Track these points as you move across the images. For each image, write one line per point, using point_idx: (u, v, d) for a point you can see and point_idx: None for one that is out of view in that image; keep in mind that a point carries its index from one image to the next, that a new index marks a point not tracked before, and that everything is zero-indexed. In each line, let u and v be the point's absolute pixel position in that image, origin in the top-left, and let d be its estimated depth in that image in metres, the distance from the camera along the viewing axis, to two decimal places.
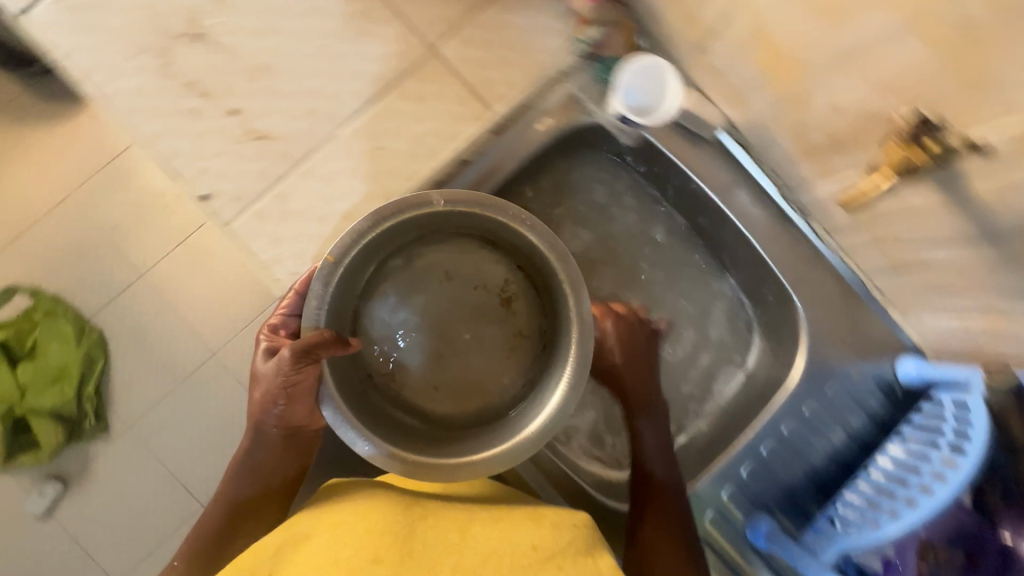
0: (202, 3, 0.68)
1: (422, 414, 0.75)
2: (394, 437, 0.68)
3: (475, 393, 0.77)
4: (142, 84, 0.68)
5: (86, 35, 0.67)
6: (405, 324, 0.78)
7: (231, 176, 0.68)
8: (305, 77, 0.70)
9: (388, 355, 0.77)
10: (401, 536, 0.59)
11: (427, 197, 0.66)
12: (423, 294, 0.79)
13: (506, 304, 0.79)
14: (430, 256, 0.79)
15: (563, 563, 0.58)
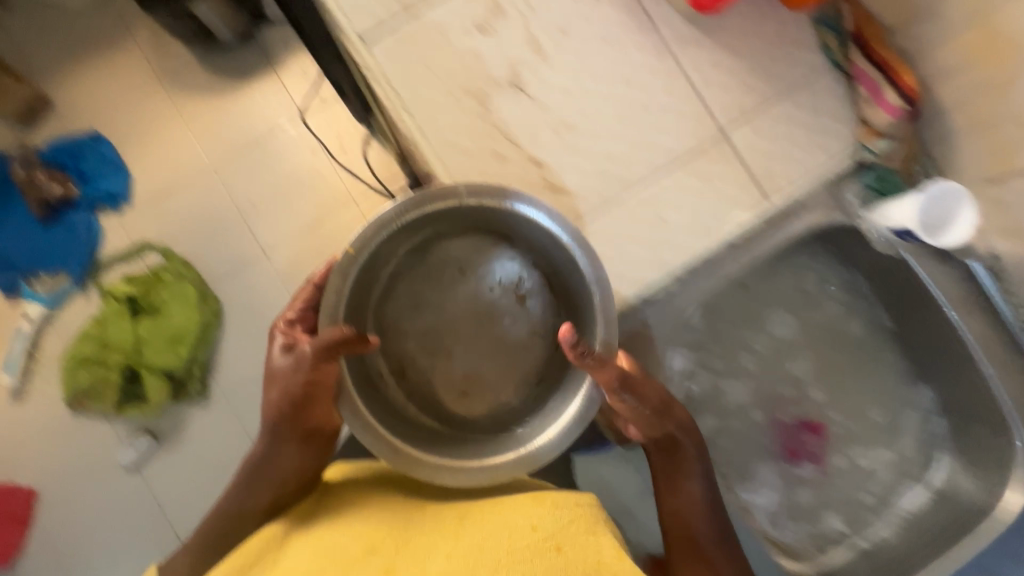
0: (526, 55, 0.72)
1: (436, 410, 0.74)
2: (402, 427, 0.70)
3: (494, 395, 0.74)
4: (457, 121, 0.71)
5: (418, 68, 0.71)
6: (431, 316, 0.75)
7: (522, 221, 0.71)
8: (605, 139, 0.72)
9: (403, 355, 0.75)
10: (393, 530, 0.62)
11: (456, 188, 0.67)
12: (436, 294, 0.75)
13: (524, 304, 0.75)
14: (445, 250, 0.75)
15: (564, 543, 0.57)
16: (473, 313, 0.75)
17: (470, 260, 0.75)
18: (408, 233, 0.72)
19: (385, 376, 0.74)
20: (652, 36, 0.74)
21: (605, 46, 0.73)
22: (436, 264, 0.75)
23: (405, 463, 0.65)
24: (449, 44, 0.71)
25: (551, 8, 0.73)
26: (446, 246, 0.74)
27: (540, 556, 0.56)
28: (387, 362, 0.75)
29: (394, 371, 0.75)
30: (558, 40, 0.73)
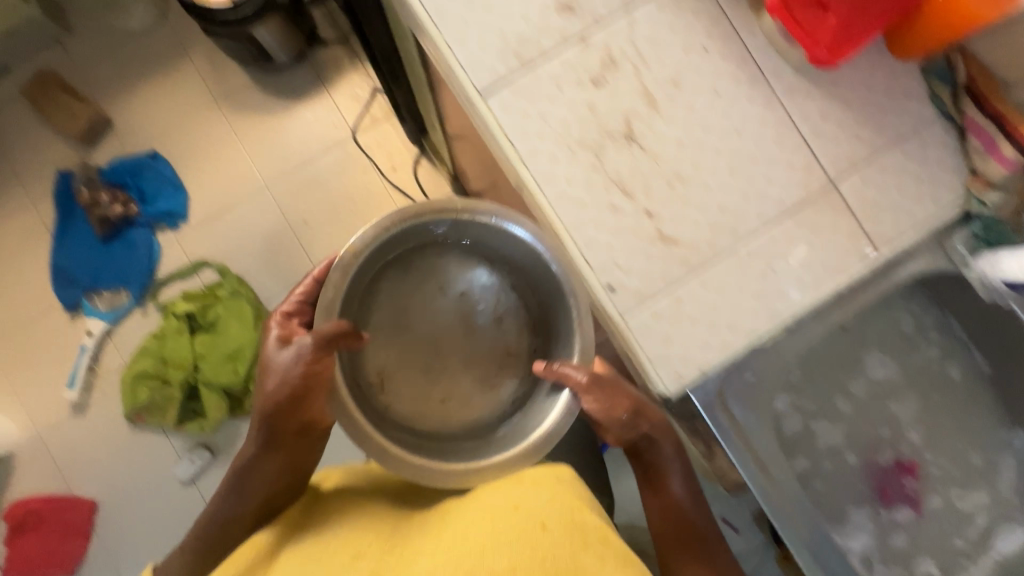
0: (639, 107, 0.73)
1: (407, 413, 0.78)
2: (377, 418, 0.74)
3: (477, 399, 0.80)
4: (572, 173, 0.72)
5: (534, 120, 0.72)
6: (423, 330, 0.81)
7: (635, 272, 0.72)
8: (716, 191, 0.73)
9: (381, 368, 0.79)
10: (383, 535, 0.65)
11: (452, 201, 0.74)
12: (415, 309, 0.81)
13: (495, 324, 0.81)
14: (437, 264, 0.81)
15: (547, 521, 0.58)
16: (439, 325, 0.81)
17: (457, 281, 0.81)
18: (398, 254, 0.79)
19: (371, 381, 0.78)
20: (762, 88, 0.75)
21: (716, 98, 0.74)
22: (426, 275, 0.81)
23: (396, 465, 0.68)
24: (563, 97, 0.72)
25: (664, 61, 0.74)
26: (431, 262, 0.81)
27: (518, 529, 0.58)
28: (373, 370, 0.78)
29: (377, 377, 0.79)
30: (671, 92, 0.73)
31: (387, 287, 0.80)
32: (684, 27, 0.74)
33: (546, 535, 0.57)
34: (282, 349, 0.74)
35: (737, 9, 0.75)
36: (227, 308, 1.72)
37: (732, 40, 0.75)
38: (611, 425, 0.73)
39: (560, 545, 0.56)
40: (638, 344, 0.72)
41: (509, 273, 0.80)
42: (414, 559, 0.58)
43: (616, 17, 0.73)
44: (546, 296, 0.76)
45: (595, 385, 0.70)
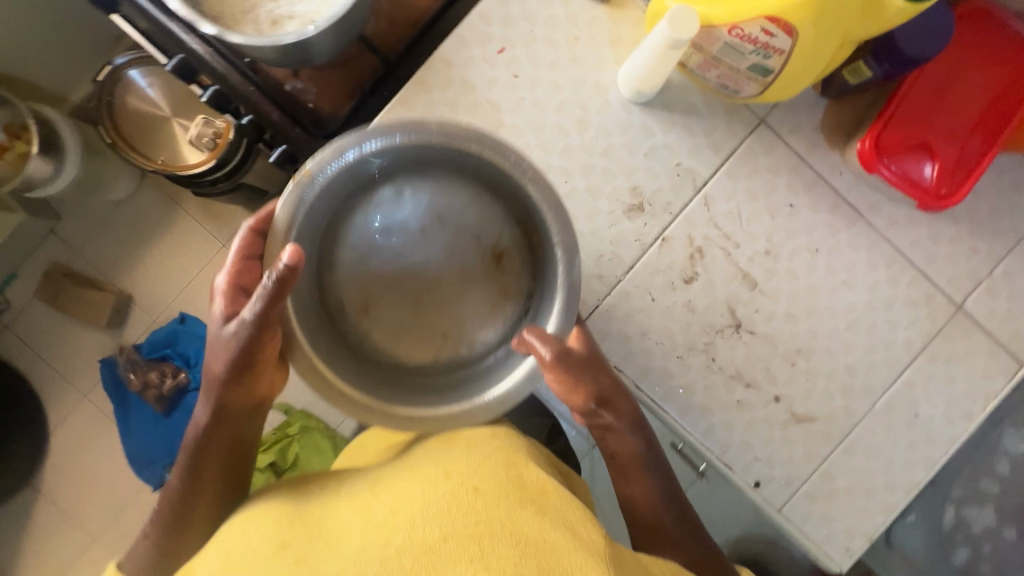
0: (738, 291, 0.68)
1: (393, 338, 0.63)
2: (336, 355, 0.60)
3: (464, 340, 0.63)
4: (690, 381, 0.68)
5: (636, 339, 0.67)
6: (369, 269, 0.62)
7: (779, 461, 0.69)
8: (840, 353, 0.69)
9: (360, 313, 0.62)
10: (304, 521, 0.54)
11: (426, 122, 0.57)
12: (402, 257, 0.61)
13: (462, 238, 0.62)
14: (421, 192, 0.61)
15: (480, 483, 0.52)
16: (455, 268, 0.62)
17: (410, 191, 0.62)
18: (365, 165, 0.60)
19: (351, 306, 0.62)
20: (863, 228, 0.68)
21: (816, 255, 0.68)
22: (406, 214, 0.61)
23: (351, 406, 0.58)
24: (659, 305, 0.67)
25: (752, 232, 0.68)
26: (416, 198, 0.61)
27: (447, 497, 0.51)
28: (358, 290, 0.62)
29: (360, 306, 0.62)
30: (768, 264, 0.68)
31: (357, 213, 0.62)
32: (764, 189, 0.67)
33: (480, 501, 0.50)
34: (227, 324, 0.58)
35: (817, 153, 0.67)
36: (301, 443, 1.14)
37: (820, 187, 0.68)
38: (574, 407, 0.62)
39: (500, 512, 0.49)
40: (802, 532, 0.69)
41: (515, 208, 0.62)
42: (332, 534, 0.51)
43: (691, 201, 0.67)
44: (529, 216, 0.61)
45: (565, 364, 0.56)
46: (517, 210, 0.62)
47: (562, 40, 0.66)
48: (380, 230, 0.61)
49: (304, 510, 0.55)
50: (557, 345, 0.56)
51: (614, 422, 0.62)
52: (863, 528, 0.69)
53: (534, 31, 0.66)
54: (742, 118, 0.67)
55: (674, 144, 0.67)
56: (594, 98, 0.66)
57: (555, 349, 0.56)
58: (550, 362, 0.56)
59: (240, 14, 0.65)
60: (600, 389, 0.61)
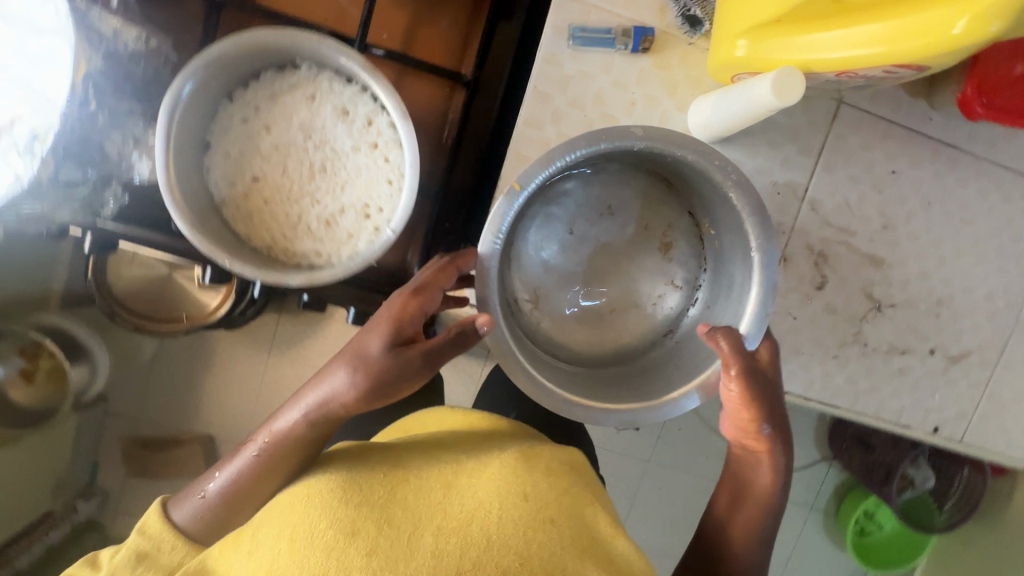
0: (870, 274, 0.68)
1: (559, 326, 0.64)
2: (537, 356, 0.59)
3: (640, 309, 0.64)
4: (851, 372, 0.70)
5: (792, 358, 0.69)
6: (530, 271, 0.64)
7: (950, 402, 0.72)
8: (977, 286, 0.70)
9: (537, 310, 0.64)
10: (376, 502, 0.42)
11: (630, 129, 0.52)
12: (572, 258, 0.64)
13: (622, 225, 0.65)
14: (592, 187, 0.64)
15: (558, 516, 0.43)
16: (624, 247, 0.65)
17: (577, 187, 0.64)
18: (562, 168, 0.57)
19: (523, 303, 0.63)
20: (968, 161, 0.66)
21: (931, 208, 0.67)
22: (577, 219, 0.64)
23: (582, 411, 0.55)
24: (803, 320, 0.68)
25: (865, 214, 0.66)
26: (582, 200, 0.64)
27: (527, 520, 0.41)
28: (528, 287, 0.63)
29: (529, 298, 0.64)
30: (890, 238, 0.67)
31: (530, 216, 0.62)
32: (865, 169, 0.65)
33: (557, 537, 0.42)
34: (397, 350, 0.50)
35: (903, 110, 0.64)
36: None
37: (916, 142, 0.65)
38: (735, 416, 0.54)
39: (575, 554, 0.41)
40: (985, 449, 0.74)
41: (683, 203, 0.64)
42: (402, 524, 0.40)
43: (799, 213, 0.65)
44: (702, 209, 0.63)
45: (751, 374, 0.51)
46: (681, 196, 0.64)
47: (619, 111, 0.61)
48: (548, 233, 0.64)
49: (368, 483, 0.44)
50: (745, 351, 0.52)
51: (772, 449, 0.54)
52: None
53: (587, 114, 0.61)
54: (821, 110, 0.63)
55: (765, 165, 0.64)
56: None
57: (741, 363, 0.51)
58: (734, 363, 0.52)
59: (290, 230, 0.60)
60: (775, 411, 0.53)
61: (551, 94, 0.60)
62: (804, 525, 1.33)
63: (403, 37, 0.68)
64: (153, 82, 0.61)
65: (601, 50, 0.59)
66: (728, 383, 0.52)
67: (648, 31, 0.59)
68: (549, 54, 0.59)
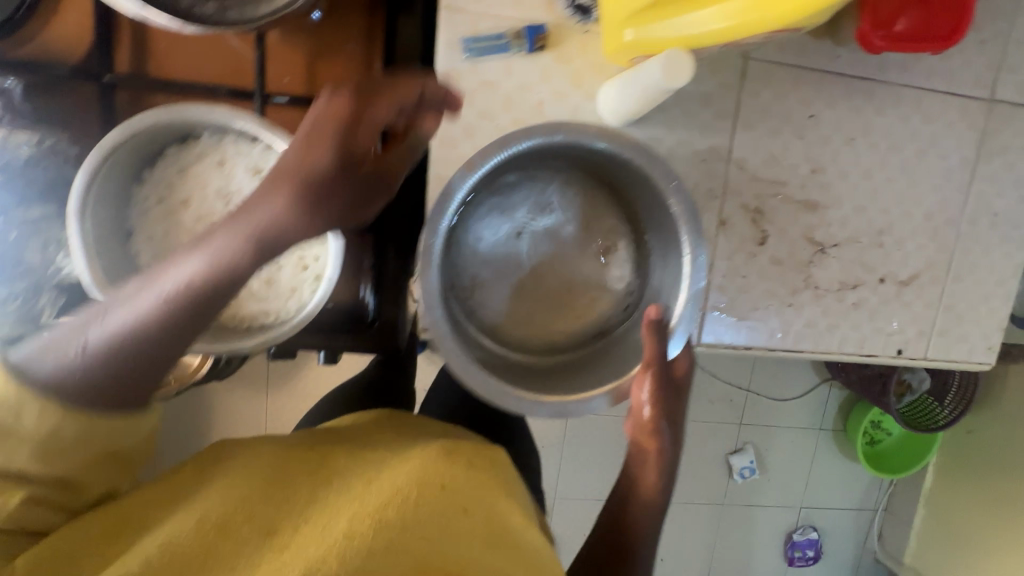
0: (809, 219, 0.69)
1: (499, 323, 0.61)
2: (487, 360, 0.55)
3: (584, 302, 0.62)
4: (810, 315, 0.72)
5: (750, 315, 0.70)
6: (470, 259, 0.60)
7: (908, 324, 0.74)
8: (915, 209, 0.71)
9: (473, 300, 0.61)
10: (288, 501, 0.41)
11: (588, 126, 0.52)
12: (512, 253, 0.61)
13: (562, 227, 0.62)
14: (534, 179, 0.61)
15: (471, 506, 0.44)
16: (564, 249, 0.62)
17: (521, 180, 0.61)
18: (503, 162, 0.55)
19: (459, 290, 0.60)
20: (883, 90, 0.67)
21: (855, 143, 0.68)
22: (520, 215, 0.61)
23: (524, 403, 0.51)
24: (753, 277, 0.69)
25: (793, 162, 0.67)
26: (520, 196, 0.61)
27: (439, 513, 0.42)
28: (466, 275, 0.60)
29: (466, 286, 0.60)
30: (821, 180, 0.68)
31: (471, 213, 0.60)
32: (784, 119, 0.66)
33: (468, 527, 0.43)
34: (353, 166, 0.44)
35: (810, 53, 0.65)
36: None
37: (828, 81, 0.66)
38: (638, 407, 0.53)
39: (481, 546, 0.42)
40: (950, 362, 0.77)
41: (621, 210, 0.62)
42: (316, 518, 0.40)
43: (728, 175, 0.66)
44: (639, 214, 0.61)
45: (661, 372, 0.52)
46: (618, 202, 0.62)
47: (528, 114, 0.61)
48: (489, 224, 0.60)
49: (283, 484, 0.43)
50: (664, 356, 0.52)
51: (660, 446, 0.52)
52: (994, 325, 0.76)
53: (499, 123, 0.60)
54: (730, 71, 0.63)
55: (685, 136, 0.64)
56: None
57: (658, 361, 0.52)
58: (652, 365, 0.52)
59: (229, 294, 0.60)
60: (672, 414, 0.53)
61: (458, 110, 0.59)
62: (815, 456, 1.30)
63: (305, 78, 0.67)
64: (59, 179, 0.62)
65: (498, 57, 0.59)
66: (640, 383, 0.52)
67: (540, 29, 0.58)
68: (448, 71, 0.59)
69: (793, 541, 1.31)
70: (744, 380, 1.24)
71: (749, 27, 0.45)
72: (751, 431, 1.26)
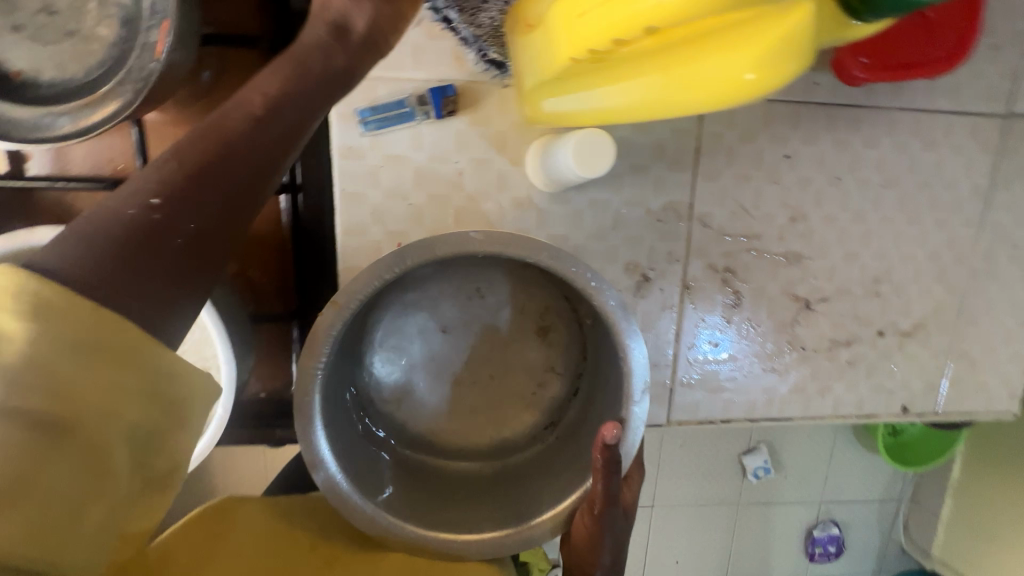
0: (790, 273, 0.59)
1: (430, 428, 0.55)
2: (404, 492, 0.48)
3: (526, 398, 0.55)
4: (797, 377, 0.62)
5: (726, 384, 0.61)
6: (389, 363, 0.54)
7: (914, 376, 0.65)
8: (917, 250, 0.61)
9: (400, 404, 0.54)
10: None
11: (470, 235, 0.43)
12: (438, 351, 0.54)
13: (493, 313, 0.54)
14: (453, 268, 0.53)
15: None
16: (496, 336, 0.54)
17: (436, 271, 0.52)
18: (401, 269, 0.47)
19: (382, 401, 0.54)
20: (872, 118, 0.56)
21: (842, 182, 0.58)
22: (442, 307, 0.54)
23: (445, 550, 0.44)
24: (728, 342, 0.60)
25: (767, 212, 0.57)
26: (441, 288, 0.53)
27: None
28: (388, 383, 0.54)
29: (391, 394, 0.54)
30: (801, 229, 0.58)
31: (383, 310, 0.53)
32: (753, 162, 0.56)
33: None
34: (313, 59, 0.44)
35: (781, 84, 0.54)
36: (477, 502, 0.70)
37: (805, 114, 0.55)
38: (580, 546, 0.44)
39: None
40: (966, 414, 0.67)
41: (559, 284, 0.54)
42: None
43: (690, 234, 0.57)
44: (577, 292, 0.53)
45: (610, 512, 0.43)
46: (554, 278, 0.53)
47: (445, 189, 0.52)
48: (407, 323, 0.53)
49: None
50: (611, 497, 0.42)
51: None
52: (1017, 369, 0.66)
53: (411, 201, 0.52)
54: (684, 114, 0.54)
55: (635, 195, 0.55)
56: (525, 215, 0.53)
57: (606, 500, 0.42)
58: (597, 503, 0.42)
59: None
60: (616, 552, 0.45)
61: (362, 192, 0.51)
62: (834, 450, 1.12)
63: None
64: None
65: (403, 126, 0.50)
66: (582, 516, 0.44)
67: (448, 90, 0.49)
68: (345, 149, 0.50)
69: (813, 538, 1.13)
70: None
71: (660, 110, 0.36)
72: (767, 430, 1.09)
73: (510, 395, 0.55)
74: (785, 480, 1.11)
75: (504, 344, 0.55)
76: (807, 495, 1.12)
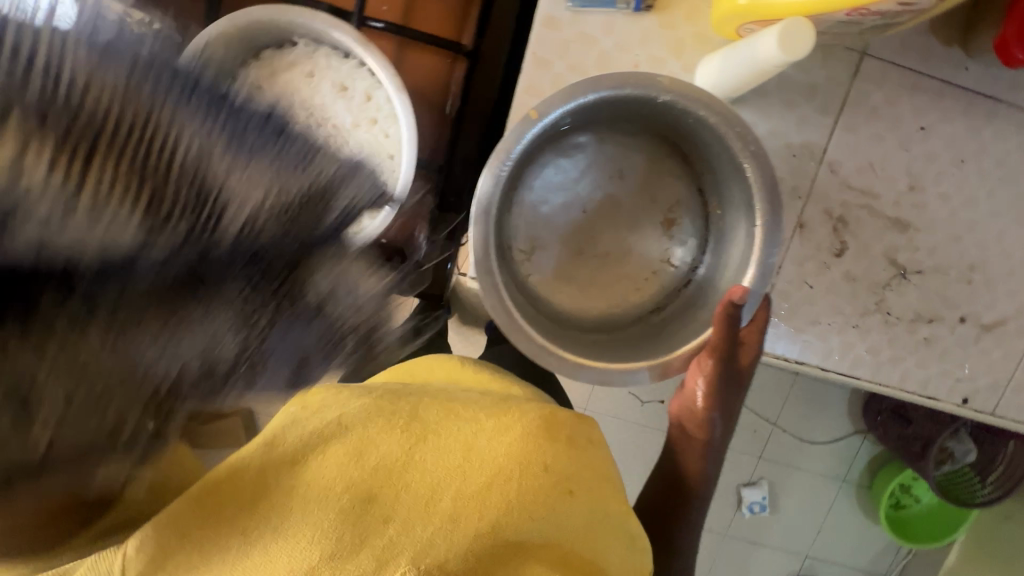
0: (896, 237, 0.64)
1: (552, 285, 0.60)
2: (534, 314, 0.56)
3: (643, 276, 0.60)
4: (874, 341, 0.67)
5: (809, 329, 0.66)
6: (534, 217, 0.60)
7: (982, 372, 0.68)
8: (1015, 250, 0.65)
9: (530, 260, 0.60)
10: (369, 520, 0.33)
11: (656, 79, 0.51)
12: (575, 215, 0.60)
13: (631, 193, 0.60)
14: (610, 146, 0.60)
15: (577, 487, 0.40)
16: (628, 212, 0.60)
17: (593, 142, 0.60)
18: (577, 113, 0.54)
19: (516, 250, 0.59)
20: (1006, 114, 0.62)
21: (964, 166, 0.63)
22: (588, 178, 0.60)
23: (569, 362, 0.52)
24: (823, 289, 0.65)
25: (890, 174, 0.62)
26: (593, 160, 0.60)
27: (558, 501, 0.39)
28: (524, 235, 0.59)
29: (525, 248, 0.60)
30: (917, 199, 0.63)
31: (541, 164, 0.59)
32: (890, 126, 0.61)
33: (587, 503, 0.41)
34: None
35: (933, 60, 0.60)
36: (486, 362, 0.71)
37: (947, 93, 0.61)
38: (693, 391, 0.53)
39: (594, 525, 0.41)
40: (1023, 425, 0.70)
41: (695, 180, 0.60)
42: (417, 500, 0.34)
43: (817, 176, 0.62)
44: (711, 186, 0.59)
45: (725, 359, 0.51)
46: (693, 171, 0.59)
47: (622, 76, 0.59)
48: (555, 184, 0.60)
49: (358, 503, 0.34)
50: (731, 343, 0.51)
51: (711, 437, 0.53)
52: None
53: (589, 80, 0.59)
54: (842, 63, 0.60)
55: (780, 126, 0.61)
56: None
57: (723, 348, 0.51)
58: (715, 350, 0.51)
59: None
60: (723, 403, 0.53)
61: (551, 60, 0.58)
62: (829, 510, 1.13)
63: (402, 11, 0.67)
64: None
65: (602, 11, 0.57)
66: (698, 364, 0.52)
67: None
68: (547, 18, 0.57)
69: None
70: (770, 413, 1.08)
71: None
72: (769, 467, 1.10)
73: (631, 270, 0.60)
74: (776, 520, 1.13)
75: (632, 225, 0.61)
76: (791, 546, 1.15)
